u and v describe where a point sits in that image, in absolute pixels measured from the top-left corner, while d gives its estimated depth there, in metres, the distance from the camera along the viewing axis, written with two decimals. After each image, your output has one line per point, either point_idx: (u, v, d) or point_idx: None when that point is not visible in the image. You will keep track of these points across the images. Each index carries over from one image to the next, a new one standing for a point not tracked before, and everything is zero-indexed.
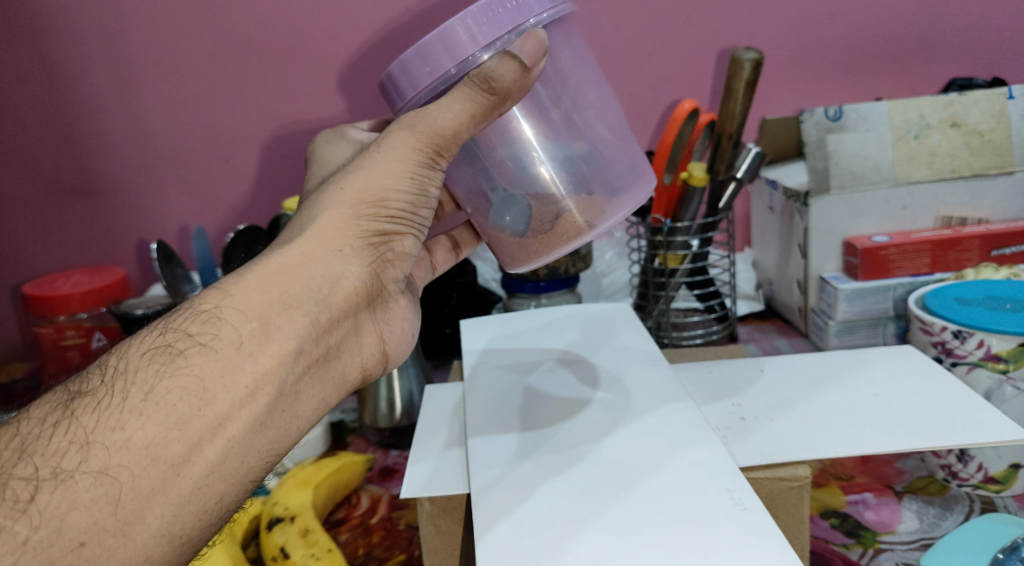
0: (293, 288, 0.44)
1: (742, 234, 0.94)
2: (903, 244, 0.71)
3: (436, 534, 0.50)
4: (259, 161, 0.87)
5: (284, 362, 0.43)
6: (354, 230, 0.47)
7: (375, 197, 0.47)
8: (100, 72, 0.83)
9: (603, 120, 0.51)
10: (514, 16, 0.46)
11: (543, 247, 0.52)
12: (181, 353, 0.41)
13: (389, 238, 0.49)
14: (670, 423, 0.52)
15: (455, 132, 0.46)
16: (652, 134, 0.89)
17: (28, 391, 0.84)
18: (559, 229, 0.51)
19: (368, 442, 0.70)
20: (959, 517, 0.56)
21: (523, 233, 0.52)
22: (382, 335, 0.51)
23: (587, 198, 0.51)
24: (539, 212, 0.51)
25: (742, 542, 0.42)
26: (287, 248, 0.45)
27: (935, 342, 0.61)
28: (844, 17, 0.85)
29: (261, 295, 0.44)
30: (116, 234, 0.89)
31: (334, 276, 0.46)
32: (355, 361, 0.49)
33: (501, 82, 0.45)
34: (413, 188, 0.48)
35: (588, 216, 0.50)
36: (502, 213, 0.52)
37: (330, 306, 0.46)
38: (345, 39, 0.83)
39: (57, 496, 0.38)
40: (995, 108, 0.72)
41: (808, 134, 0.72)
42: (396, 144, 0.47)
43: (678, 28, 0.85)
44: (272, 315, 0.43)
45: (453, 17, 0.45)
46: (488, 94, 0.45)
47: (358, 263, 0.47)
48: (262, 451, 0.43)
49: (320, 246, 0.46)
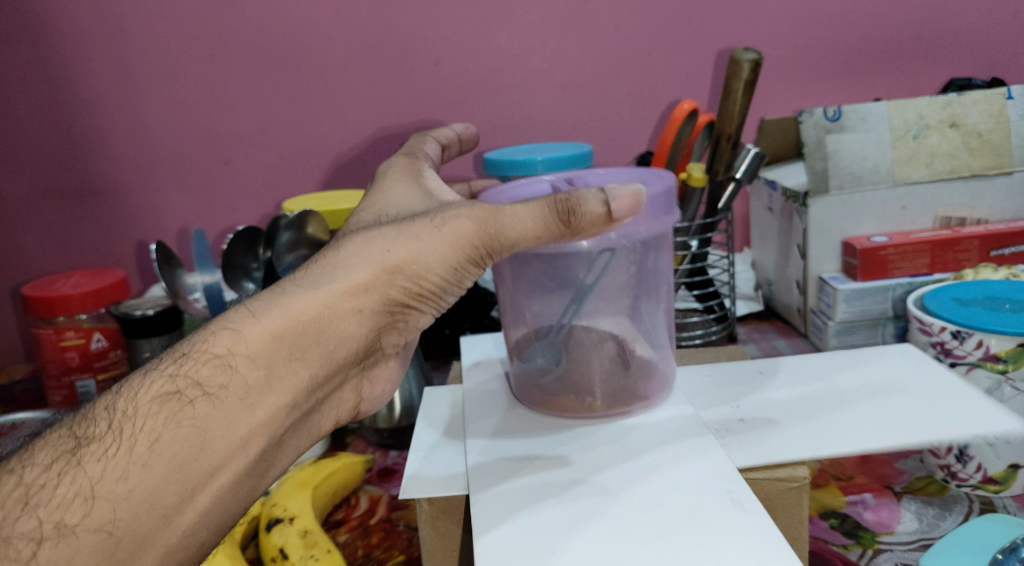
0: (308, 345, 0.45)
1: (739, 235, 0.94)
2: (903, 244, 0.71)
3: (436, 535, 0.50)
4: (258, 162, 0.87)
5: (277, 416, 0.44)
6: (377, 294, 0.47)
7: (408, 264, 0.47)
8: (100, 74, 0.83)
9: (649, 388, 0.55)
10: (611, 226, 0.49)
11: (555, 409, 0.54)
12: (190, 402, 0.42)
13: (406, 304, 0.49)
14: (670, 430, 0.51)
15: (518, 238, 0.48)
16: (651, 135, 0.89)
17: (29, 393, 0.84)
18: (573, 408, 0.54)
19: (368, 444, 0.70)
20: (958, 518, 0.56)
21: (542, 394, 0.55)
22: (360, 391, 0.53)
23: (603, 396, 0.54)
24: (562, 380, 0.54)
25: (741, 542, 0.42)
26: (309, 297, 0.45)
27: (934, 343, 0.60)
28: (843, 18, 0.85)
29: (275, 343, 0.44)
30: (115, 236, 0.89)
31: (345, 334, 0.46)
32: (332, 416, 0.51)
33: (579, 218, 0.47)
34: (450, 270, 0.49)
35: (598, 415, 0.54)
36: (535, 354, 0.55)
37: (332, 363, 0.46)
38: (344, 40, 0.84)
39: (57, 548, 0.38)
40: (994, 108, 0.72)
41: (808, 134, 0.72)
42: (448, 224, 0.48)
43: (677, 28, 0.85)
44: (278, 365, 0.44)
45: (553, 161, 0.46)
46: (561, 224, 0.47)
47: (369, 324, 0.47)
48: (244, 499, 0.44)
49: (343, 302, 0.46)
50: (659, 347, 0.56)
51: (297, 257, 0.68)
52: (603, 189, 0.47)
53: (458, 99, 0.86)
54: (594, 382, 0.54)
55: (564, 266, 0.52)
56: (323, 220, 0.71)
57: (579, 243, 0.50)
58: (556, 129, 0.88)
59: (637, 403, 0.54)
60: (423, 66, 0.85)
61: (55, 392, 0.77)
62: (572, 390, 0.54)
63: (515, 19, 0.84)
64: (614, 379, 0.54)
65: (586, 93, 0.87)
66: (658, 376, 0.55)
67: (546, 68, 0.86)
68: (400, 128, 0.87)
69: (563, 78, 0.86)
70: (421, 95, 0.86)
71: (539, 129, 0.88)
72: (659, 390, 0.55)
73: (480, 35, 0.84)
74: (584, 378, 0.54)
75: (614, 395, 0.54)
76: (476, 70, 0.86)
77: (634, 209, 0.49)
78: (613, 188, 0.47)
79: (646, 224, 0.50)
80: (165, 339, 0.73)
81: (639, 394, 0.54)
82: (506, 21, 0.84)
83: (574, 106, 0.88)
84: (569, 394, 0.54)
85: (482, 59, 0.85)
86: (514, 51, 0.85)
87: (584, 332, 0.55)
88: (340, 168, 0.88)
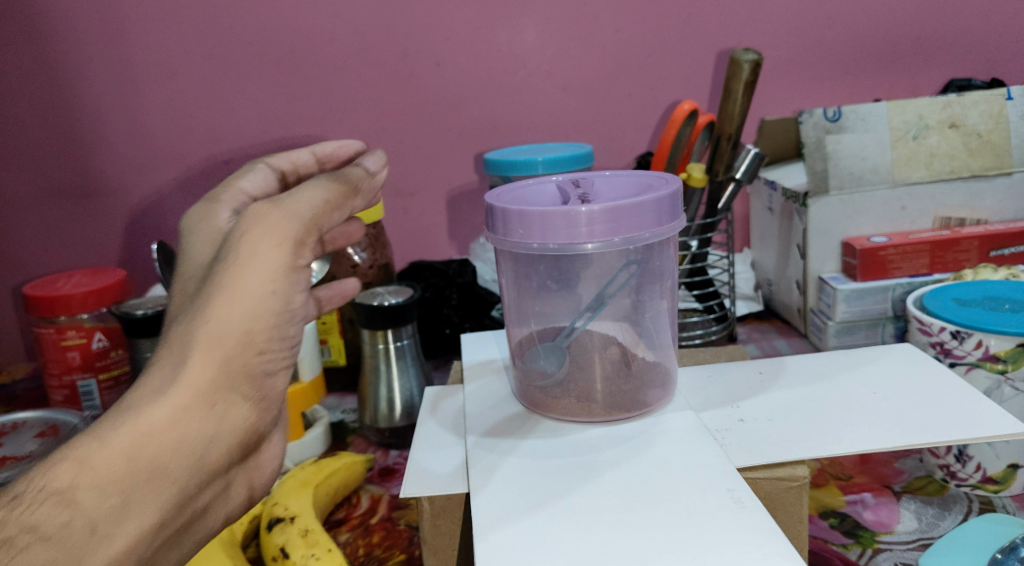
0: (163, 457, 0.41)
1: (739, 235, 0.93)
2: (902, 244, 0.72)
3: (436, 533, 0.50)
4: (259, 162, 0.87)
5: (142, 541, 0.41)
6: (220, 386, 0.43)
7: (240, 337, 0.44)
8: (101, 74, 0.83)
9: (656, 381, 0.55)
10: (616, 229, 0.48)
11: (561, 410, 0.54)
12: (24, 546, 0.38)
13: (268, 379, 0.46)
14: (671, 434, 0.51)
15: (316, 213, 0.46)
16: (651, 135, 0.89)
17: (30, 392, 0.85)
18: (580, 408, 0.53)
19: (368, 443, 0.70)
20: (957, 517, 0.57)
21: (547, 393, 0.55)
22: (249, 482, 0.49)
23: (610, 393, 0.53)
24: (569, 382, 0.54)
25: (742, 538, 0.42)
26: (154, 403, 0.42)
27: (933, 342, 0.60)
28: (842, 19, 0.85)
29: (125, 463, 0.41)
30: (116, 236, 0.89)
31: (202, 439, 0.43)
32: (220, 516, 0.47)
33: (350, 178, 0.49)
34: (276, 327, 0.45)
35: (604, 413, 0.53)
36: (539, 355, 0.55)
37: (202, 470, 0.43)
38: (345, 40, 0.84)
39: None
40: (993, 109, 0.73)
41: (807, 134, 0.72)
42: (250, 228, 0.44)
43: (677, 29, 0.85)
44: (134, 488, 0.41)
45: (552, 209, 0.48)
46: (339, 185, 0.48)
47: (224, 422, 0.44)
48: None
49: (185, 412, 0.42)
50: (664, 357, 0.56)
51: None
52: (601, 236, 0.48)
53: (458, 100, 0.87)
54: (596, 385, 0.54)
55: (570, 266, 0.53)
56: None
57: (584, 246, 0.48)
58: (556, 129, 0.88)
59: (638, 409, 0.54)
60: (423, 66, 0.85)
61: (56, 391, 0.78)
62: (573, 392, 0.54)
63: (515, 19, 0.84)
64: (616, 385, 0.54)
65: (586, 94, 0.87)
66: (662, 385, 0.55)
67: (546, 68, 0.86)
68: (400, 128, 0.87)
69: (563, 79, 0.87)
70: (421, 95, 0.86)
71: (539, 129, 0.88)
72: (660, 399, 0.55)
73: (480, 36, 0.85)
74: (586, 381, 0.54)
75: (614, 402, 0.53)
76: (476, 70, 0.86)
77: (638, 214, 0.48)
78: (610, 236, 0.48)
79: (650, 228, 0.49)
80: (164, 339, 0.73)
81: (641, 400, 0.54)
82: (505, 22, 0.84)
83: (574, 106, 0.88)
84: (570, 398, 0.54)
85: (482, 60, 0.85)
86: (514, 52, 0.85)
87: (588, 337, 0.55)
88: None
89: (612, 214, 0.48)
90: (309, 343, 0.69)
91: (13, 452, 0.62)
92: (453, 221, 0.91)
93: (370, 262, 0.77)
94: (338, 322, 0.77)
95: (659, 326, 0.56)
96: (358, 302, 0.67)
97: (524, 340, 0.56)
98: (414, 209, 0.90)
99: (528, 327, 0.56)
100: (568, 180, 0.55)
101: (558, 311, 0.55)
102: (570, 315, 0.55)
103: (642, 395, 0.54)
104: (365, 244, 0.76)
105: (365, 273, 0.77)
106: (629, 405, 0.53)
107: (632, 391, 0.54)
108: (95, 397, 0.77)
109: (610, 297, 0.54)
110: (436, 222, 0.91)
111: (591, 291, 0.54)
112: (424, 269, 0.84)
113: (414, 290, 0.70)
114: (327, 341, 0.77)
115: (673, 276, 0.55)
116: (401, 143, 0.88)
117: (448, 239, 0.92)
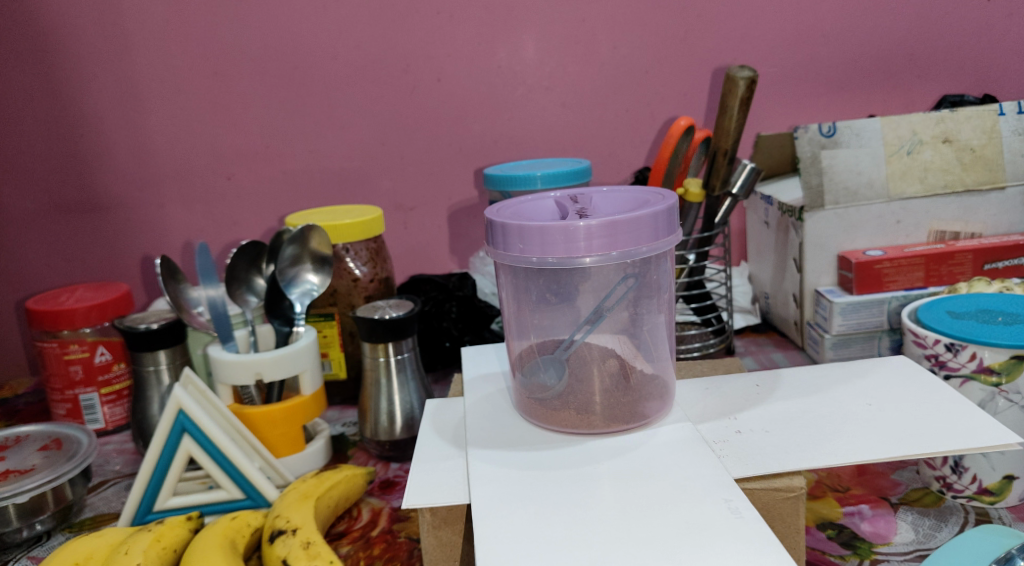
0: None
1: (737, 249, 0.95)
2: (897, 257, 0.72)
3: (438, 545, 0.51)
4: (260, 178, 0.88)
5: None
6: None
7: None
8: (106, 91, 0.84)
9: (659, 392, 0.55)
10: (613, 243, 0.49)
11: (562, 424, 0.54)
12: None
13: None
14: (672, 450, 0.51)
15: None
16: (649, 150, 0.90)
17: (31, 407, 0.85)
18: (582, 417, 0.54)
19: (369, 455, 0.71)
20: (953, 529, 0.57)
21: (549, 405, 0.55)
22: None
23: (612, 405, 0.54)
24: (570, 394, 0.54)
25: (741, 549, 0.43)
26: None
27: (927, 355, 0.61)
28: (837, 35, 0.87)
29: None
30: (115, 250, 0.89)
31: None
32: None
33: None
34: None
35: (603, 423, 0.54)
36: (539, 368, 0.55)
37: None
38: (346, 57, 0.85)
39: None
40: (985, 124, 0.74)
41: (802, 150, 0.74)
42: None
43: (674, 46, 0.87)
44: None
45: (549, 223, 0.49)
46: None
47: None
48: None
49: None
50: (662, 370, 0.56)
51: (298, 272, 0.72)
52: (598, 250, 0.49)
53: (458, 115, 0.88)
54: (595, 398, 0.54)
55: (569, 279, 0.54)
56: (326, 233, 0.72)
57: (582, 259, 0.49)
58: (555, 144, 0.89)
59: (636, 422, 0.54)
60: (424, 82, 0.86)
61: (60, 405, 0.78)
62: (573, 405, 0.54)
63: (514, 36, 0.85)
64: (615, 397, 0.54)
65: (584, 110, 0.88)
66: (660, 398, 0.55)
67: (545, 84, 0.87)
68: (401, 143, 0.88)
69: (562, 94, 0.88)
70: (421, 111, 0.87)
71: (538, 145, 0.89)
72: (658, 411, 0.55)
73: (481, 52, 0.86)
74: (585, 393, 0.54)
75: (613, 413, 0.54)
76: (475, 87, 0.87)
77: (636, 228, 0.49)
78: (608, 250, 0.49)
79: (647, 242, 0.50)
80: (167, 353, 0.73)
81: (639, 412, 0.54)
82: (505, 38, 0.85)
83: (572, 122, 0.89)
84: (570, 410, 0.54)
85: (482, 76, 0.87)
86: (513, 68, 0.87)
87: (587, 349, 0.55)
88: (342, 183, 0.89)
89: (609, 229, 0.49)
90: (310, 356, 0.68)
91: (17, 466, 0.63)
92: (452, 236, 0.92)
93: (370, 276, 0.77)
94: (340, 335, 0.77)
95: (657, 338, 0.56)
96: (359, 315, 0.68)
97: (524, 353, 0.57)
98: (414, 224, 0.91)
99: (528, 340, 0.57)
100: (566, 197, 0.56)
101: (558, 323, 0.56)
102: (570, 327, 0.55)
103: (643, 404, 0.55)
104: (366, 258, 0.77)
105: (366, 287, 0.77)
106: (629, 414, 0.54)
107: (633, 401, 0.54)
108: (96, 411, 0.78)
109: (608, 310, 0.55)
110: (436, 236, 0.92)
111: (590, 303, 0.55)
112: (424, 282, 0.85)
113: (415, 303, 0.70)
114: (327, 355, 0.77)
115: (670, 289, 0.56)
116: (401, 158, 0.89)
117: (449, 253, 0.93)
